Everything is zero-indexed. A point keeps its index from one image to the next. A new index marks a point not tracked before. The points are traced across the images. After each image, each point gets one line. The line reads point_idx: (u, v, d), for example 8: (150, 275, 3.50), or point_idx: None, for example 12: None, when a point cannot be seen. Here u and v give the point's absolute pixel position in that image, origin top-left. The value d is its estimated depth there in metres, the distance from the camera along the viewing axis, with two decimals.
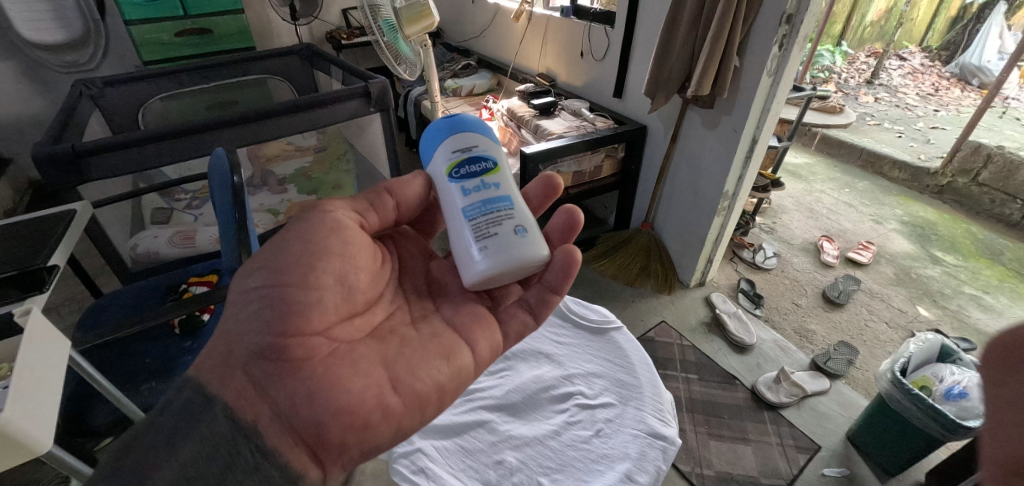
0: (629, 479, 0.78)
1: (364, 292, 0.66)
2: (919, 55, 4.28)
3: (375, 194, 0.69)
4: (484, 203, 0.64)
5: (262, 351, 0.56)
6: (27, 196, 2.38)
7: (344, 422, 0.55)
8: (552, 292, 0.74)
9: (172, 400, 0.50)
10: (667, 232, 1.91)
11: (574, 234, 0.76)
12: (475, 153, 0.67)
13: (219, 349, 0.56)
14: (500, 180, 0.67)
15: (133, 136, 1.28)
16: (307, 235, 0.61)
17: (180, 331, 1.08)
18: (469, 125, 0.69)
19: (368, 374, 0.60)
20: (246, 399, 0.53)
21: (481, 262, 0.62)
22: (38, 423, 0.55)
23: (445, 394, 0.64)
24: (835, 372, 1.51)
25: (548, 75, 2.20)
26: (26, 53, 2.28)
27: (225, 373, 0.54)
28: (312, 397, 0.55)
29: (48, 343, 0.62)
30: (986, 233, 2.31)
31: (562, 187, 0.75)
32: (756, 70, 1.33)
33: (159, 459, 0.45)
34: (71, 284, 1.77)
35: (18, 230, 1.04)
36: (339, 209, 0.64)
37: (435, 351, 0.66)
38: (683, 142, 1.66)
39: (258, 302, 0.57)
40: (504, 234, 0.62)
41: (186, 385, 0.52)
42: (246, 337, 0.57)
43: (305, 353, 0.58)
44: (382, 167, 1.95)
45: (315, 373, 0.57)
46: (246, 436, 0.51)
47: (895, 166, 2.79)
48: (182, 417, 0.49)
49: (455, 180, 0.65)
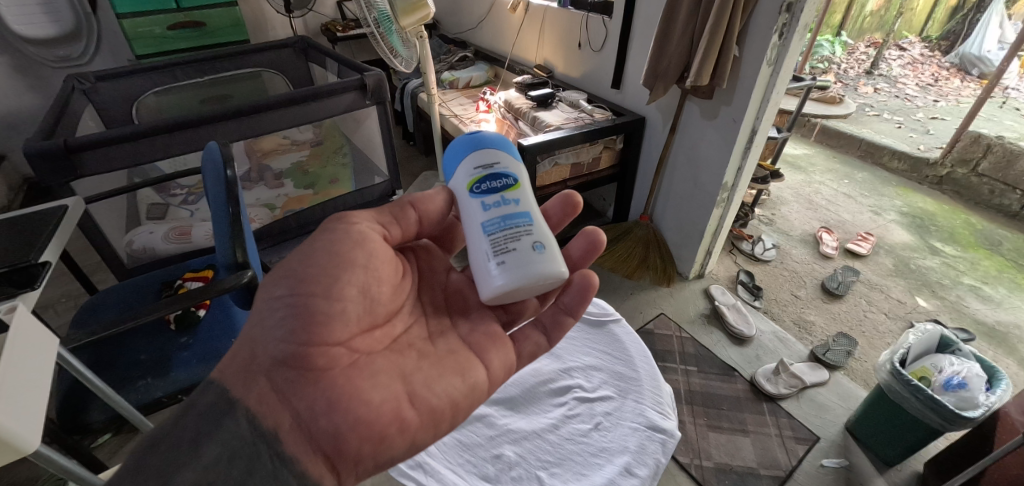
0: (629, 472, 0.78)
1: (385, 304, 0.66)
2: (919, 45, 4.24)
3: (398, 208, 0.69)
4: (504, 218, 0.63)
5: (285, 359, 0.56)
6: (22, 193, 2.36)
7: (362, 434, 0.55)
8: (568, 314, 0.76)
9: (198, 401, 0.52)
10: (666, 225, 1.89)
11: (594, 255, 0.76)
12: (497, 170, 0.66)
13: (243, 354, 0.57)
14: (521, 196, 0.66)
15: (127, 130, 1.27)
16: (333, 246, 0.61)
17: (176, 327, 1.07)
18: (493, 141, 0.69)
19: (387, 386, 0.60)
20: (268, 406, 0.54)
21: (498, 278, 0.60)
22: (28, 424, 0.53)
23: (458, 410, 0.64)
24: (835, 363, 1.51)
25: (546, 67, 2.17)
26: (17, 47, 2.24)
27: (248, 379, 0.55)
28: (332, 408, 0.55)
29: (34, 343, 0.61)
30: (985, 223, 2.30)
31: (581, 205, 0.76)
32: (756, 59, 1.31)
33: (184, 461, 0.47)
34: (67, 281, 1.75)
35: (7, 228, 1.02)
36: (363, 222, 0.65)
37: (451, 368, 0.66)
38: (682, 134, 1.65)
39: (283, 310, 0.58)
40: (523, 250, 0.61)
41: (212, 386, 0.54)
42: (270, 344, 0.57)
43: (326, 363, 0.58)
44: (378, 160, 1.94)
45: (335, 384, 0.57)
46: (268, 442, 0.52)
47: (894, 156, 2.77)
48: (206, 421, 0.50)
49: (476, 194, 0.65)
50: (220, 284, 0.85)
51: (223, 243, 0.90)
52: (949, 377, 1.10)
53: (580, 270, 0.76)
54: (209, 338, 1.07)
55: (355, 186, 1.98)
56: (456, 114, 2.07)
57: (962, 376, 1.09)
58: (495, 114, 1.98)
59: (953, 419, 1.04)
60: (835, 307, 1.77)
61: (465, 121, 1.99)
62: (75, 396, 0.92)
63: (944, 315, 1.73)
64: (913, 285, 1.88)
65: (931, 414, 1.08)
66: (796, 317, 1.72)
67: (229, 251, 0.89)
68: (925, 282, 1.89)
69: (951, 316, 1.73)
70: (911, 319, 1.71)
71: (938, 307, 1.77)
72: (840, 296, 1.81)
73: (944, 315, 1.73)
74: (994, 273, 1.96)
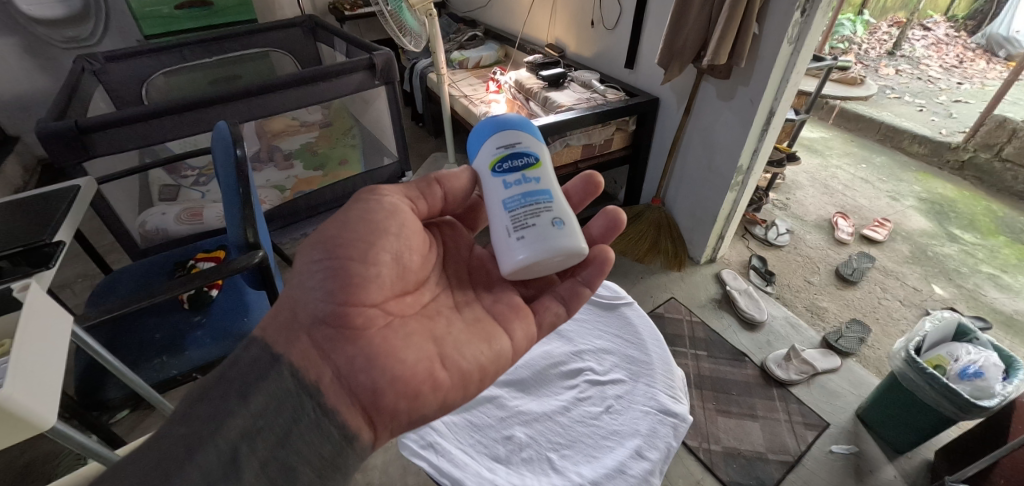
0: (640, 455, 0.78)
1: (415, 272, 0.66)
2: (944, 25, 4.07)
3: (424, 184, 0.68)
4: (526, 195, 0.62)
5: (325, 318, 0.57)
6: (36, 175, 2.39)
7: (398, 390, 0.56)
8: (585, 287, 0.73)
9: (243, 356, 0.51)
10: (679, 208, 1.86)
11: (615, 235, 0.76)
12: (519, 149, 0.65)
13: (283, 313, 0.57)
14: (542, 174, 0.65)
15: (134, 111, 1.26)
16: (368, 215, 0.61)
17: (189, 306, 1.09)
18: (517, 122, 0.68)
19: (419, 347, 0.60)
20: (308, 361, 0.54)
21: (520, 252, 0.59)
22: (45, 398, 0.54)
23: (486, 374, 0.64)
24: (847, 350, 1.49)
25: (557, 46, 2.12)
26: (26, 28, 2.23)
27: (290, 335, 0.55)
28: (370, 364, 0.56)
29: (50, 318, 0.60)
30: (1007, 211, 2.23)
31: (603, 186, 0.75)
32: (776, 38, 1.26)
33: (233, 408, 0.46)
34: (82, 261, 1.78)
35: (20, 207, 1.03)
36: (392, 195, 0.65)
37: (478, 333, 0.66)
38: (697, 115, 1.60)
39: (321, 274, 0.58)
40: (544, 225, 0.60)
41: (254, 343, 0.53)
42: (310, 304, 0.57)
43: (364, 323, 0.58)
44: (387, 141, 1.92)
45: (371, 342, 0.58)
46: (310, 394, 0.52)
47: (915, 140, 2.69)
48: (252, 372, 0.50)
49: (498, 173, 0.64)
50: (233, 264, 0.85)
51: (234, 223, 0.90)
52: (965, 366, 1.08)
53: (599, 245, 0.75)
54: (221, 317, 1.08)
55: (364, 167, 1.96)
56: (466, 94, 2.05)
57: (979, 365, 1.07)
58: (505, 95, 1.94)
59: (968, 408, 1.02)
60: (849, 294, 1.74)
61: (475, 101, 1.96)
62: (94, 373, 0.94)
63: (961, 303, 1.69)
64: (930, 272, 1.84)
65: (946, 402, 1.06)
66: (809, 303, 1.69)
67: (240, 230, 0.88)
68: (942, 270, 1.85)
69: (967, 304, 1.69)
70: (927, 306, 1.68)
71: (955, 296, 1.73)
72: (854, 282, 1.78)
73: (960, 303, 1.70)
74: (1014, 262, 1.91)
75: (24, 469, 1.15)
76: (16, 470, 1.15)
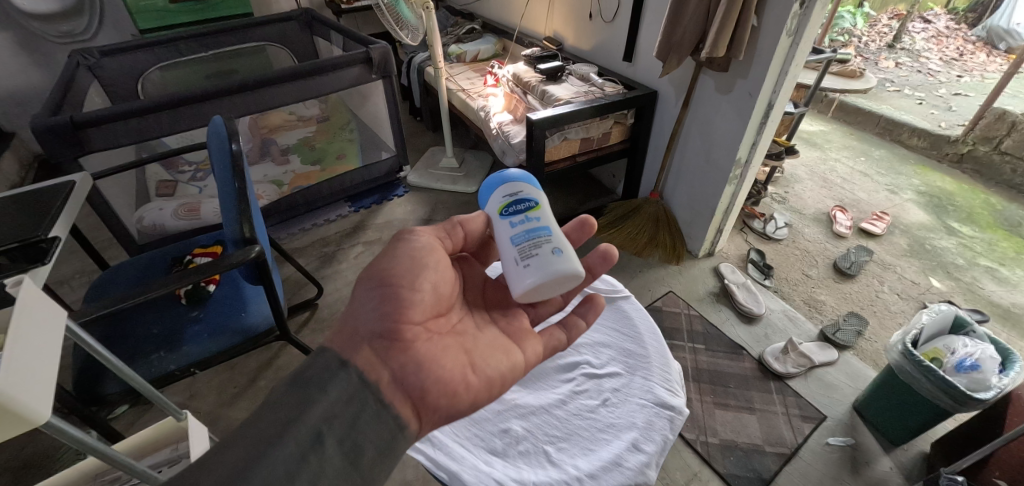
0: (636, 448, 0.79)
1: (451, 295, 0.67)
2: (944, 17, 4.05)
3: (448, 226, 0.70)
4: (528, 230, 0.63)
5: (381, 333, 0.57)
6: (32, 171, 2.37)
7: (441, 392, 0.56)
8: (581, 320, 0.75)
9: (316, 361, 0.52)
10: (677, 202, 1.86)
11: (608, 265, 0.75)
12: (522, 195, 0.68)
13: (344, 331, 0.57)
14: (543, 213, 0.66)
15: (132, 107, 1.27)
16: (413, 251, 0.64)
17: (186, 302, 1.09)
18: (520, 175, 0.72)
19: (458, 356, 0.60)
20: (369, 365, 0.54)
21: (526, 280, 0.60)
22: (39, 393, 0.49)
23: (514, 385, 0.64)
24: (844, 343, 1.49)
25: (555, 39, 2.11)
26: (20, 23, 2.21)
27: (352, 346, 0.55)
28: (419, 369, 0.56)
29: (41, 314, 0.55)
30: (1006, 204, 2.23)
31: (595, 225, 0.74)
32: (775, 30, 1.25)
33: (312, 399, 0.48)
34: (80, 257, 1.78)
35: (16, 202, 1.02)
36: (428, 233, 0.68)
37: (502, 347, 0.66)
38: (695, 108, 1.60)
39: (373, 300, 0.60)
40: (544, 254, 0.60)
41: (326, 353, 0.54)
42: (364, 322, 0.58)
43: (410, 336, 0.59)
44: (385, 135, 1.99)
45: (419, 353, 0.58)
46: (371, 391, 0.51)
47: (914, 133, 2.69)
48: (325, 371, 0.51)
49: (503, 217, 0.66)
50: (229, 259, 0.85)
51: (230, 219, 0.89)
52: (961, 359, 1.08)
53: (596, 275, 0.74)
54: (218, 312, 1.08)
55: (363, 162, 1.99)
56: (463, 88, 2.08)
57: (975, 358, 1.07)
58: (503, 88, 1.93)
59: (963, 400, 1.03)
60: (846, 287, 1.74)
61: (473, 95, 2.01)
62: (93, 369, 0.94)
63: (958, 296, 1.70)
64: (928, 266, 1.84)
65: (941, 395, 1.06)
66: (807, 297, 1.70)
67: (237, 226, 0.88)
68: (940, 263, 1.85)
69: (964, 297, 1.70)
70: (924, 299, 1.68)
71: (952, 289, 1.73)
72: (852, 276, 1.78)
73: (958, 296, 1.70)
74: (1012, 255, 1.91)
75: (24, 463, 1.16)
76: (15, 465, 1.15)
